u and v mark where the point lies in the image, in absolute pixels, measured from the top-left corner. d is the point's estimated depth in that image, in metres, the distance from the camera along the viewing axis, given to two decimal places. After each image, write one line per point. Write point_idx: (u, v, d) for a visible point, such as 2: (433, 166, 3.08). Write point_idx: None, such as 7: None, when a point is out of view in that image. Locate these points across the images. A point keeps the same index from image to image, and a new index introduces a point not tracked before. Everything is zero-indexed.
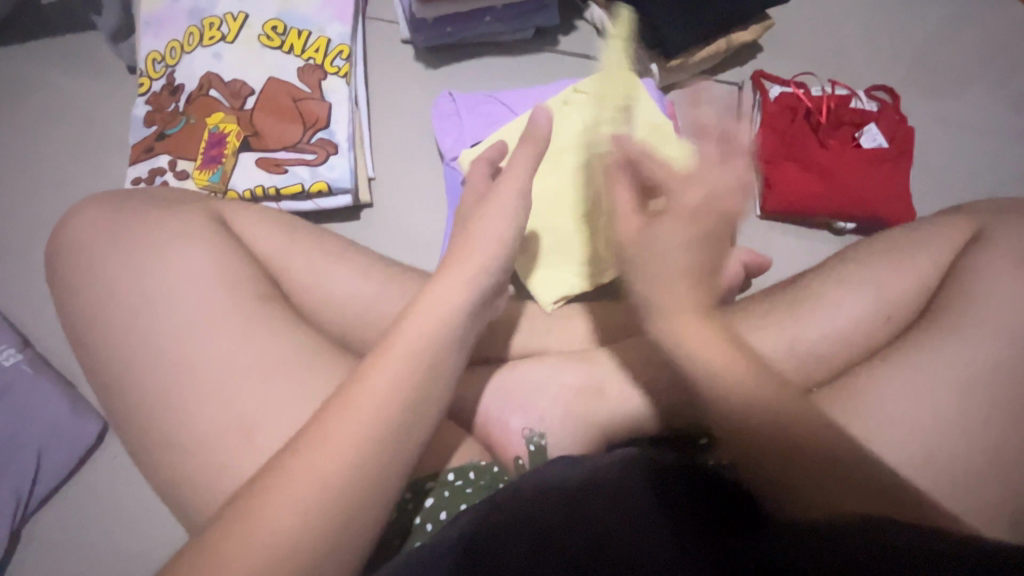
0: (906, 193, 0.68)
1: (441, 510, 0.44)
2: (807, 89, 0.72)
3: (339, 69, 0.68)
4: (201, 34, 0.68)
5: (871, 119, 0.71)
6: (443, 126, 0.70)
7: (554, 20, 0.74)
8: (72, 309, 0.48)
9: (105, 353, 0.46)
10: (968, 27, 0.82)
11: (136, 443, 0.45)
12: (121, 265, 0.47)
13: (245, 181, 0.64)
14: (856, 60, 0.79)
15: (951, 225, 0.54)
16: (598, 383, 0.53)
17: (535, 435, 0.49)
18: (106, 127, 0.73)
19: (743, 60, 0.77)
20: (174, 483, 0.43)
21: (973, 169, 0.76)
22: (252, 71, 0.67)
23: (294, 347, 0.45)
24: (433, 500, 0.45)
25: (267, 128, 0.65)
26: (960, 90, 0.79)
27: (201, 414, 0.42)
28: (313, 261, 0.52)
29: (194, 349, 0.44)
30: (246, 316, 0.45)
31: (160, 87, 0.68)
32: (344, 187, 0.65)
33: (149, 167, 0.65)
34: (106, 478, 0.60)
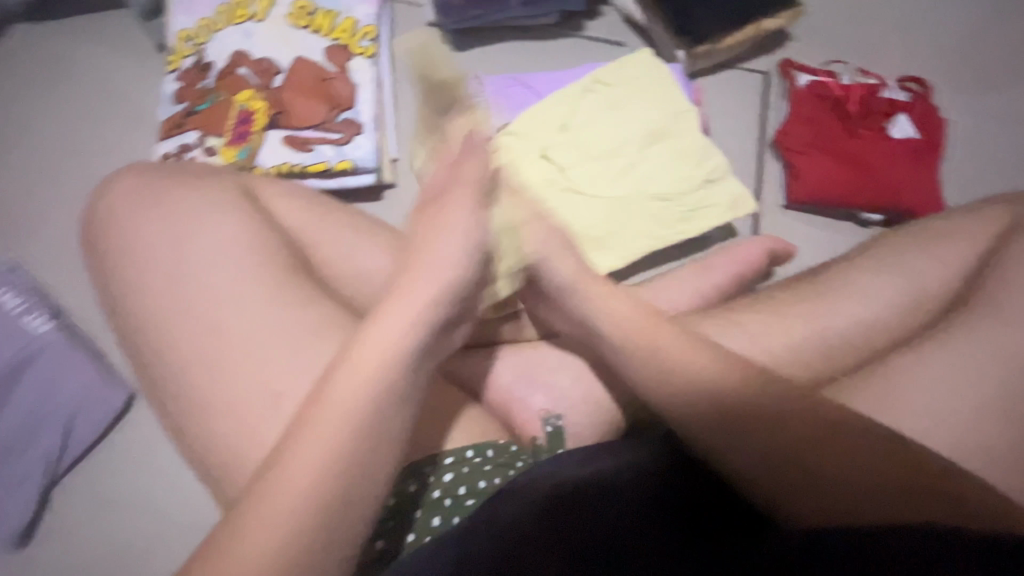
0: (935, 185, 0.67)
1: (459, 487, 0.44)
2: (837, 78, 0.71)
3: (365, 50, 0.69)
4: (230, 12, 0.69)
5: (902, 109, 0.70)
6: (467, 109, 0.70)
7: (581, 4, 0.74)
8: (106, 277, 0.49)
9: (137, 321, 0.47)
10: (1005, 17, 0.80)
11: (166, 410, 0.46)
12: (154, 235, 0.47)
13: (273, 158, 0.65)
14: (888, 49, 0.78)
15: (990, 215, 0.53)
16: None
17: (552, 417, 0.49)
18: (136, 103, 0.74)
19: (771, 48, 0.76)
20: (202, 448, 0.44)
21: (1006, 163, 0.75)
22: (280, 50, 0.68)
23: (322, 318, 0.46)
24: (451, 476, 0.44)
25: (294, 106, 0.66)
26: (995, 81, 0.78)
27: (231, 381, 0.43)
28: (340, 237, 0.53)
29: (224, 319, 0.44)
30: (275, 289, 0.46)
31: (190, 64, 0.68)
32: (368, 166, 0.66)
33: (179, 143, 0.66)
34: (132, 444, 0.61)
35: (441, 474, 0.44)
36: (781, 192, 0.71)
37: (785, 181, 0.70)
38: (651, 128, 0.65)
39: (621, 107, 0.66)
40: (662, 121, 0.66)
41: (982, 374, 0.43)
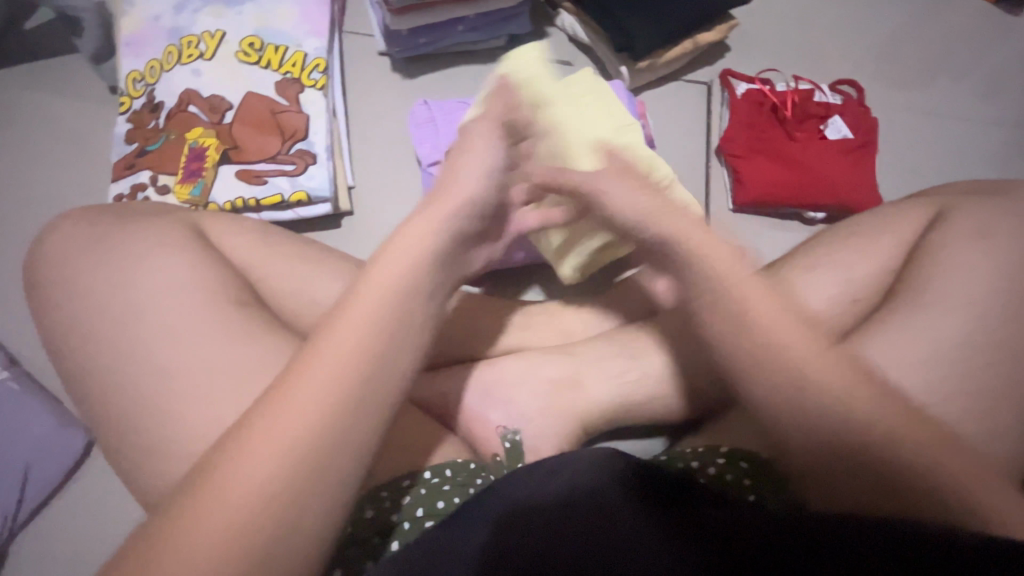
0: (872, 181, 0.70)
1: (417, 508, 0.44)
2: (772, 85, 0.74)
3: (316, 82, 0.70)
4: (179, 52, 0.70)
5: (836, 111, 0.73)
6: (420, 133, 0.71)
7: (525, 27, 0.76)
8: (53, 322, 0.49)
9: (87, 364, 0.46)
10: (928, 20, 0.84)
11: (118, 452, 0.46)
12: (101, 277, 0.48)
13: (226, 192, 0.65)
14: (822, 55, 0.82)
15: (917, 206, 0.55)
16: (575, 376, 0.55)
17: (510, 432, 0.50)
18: (90, 145, 0.74)
19: (710, 60, 0.80)
20: (155, 490, 0.44)
21: (938, 156, 0.78)
22: (229, 86, 0.68)
23: (274, 348, 0.46)
24: (407, 499, 0.44)
25: (246, 141, 0.67)
26: (923, 80, 0.82)
27: (182, 418, 0.43)
28: (293, 269, 0.54)
29: (175, 357, 0.45)
30: (226, 323, 0.47)
31: (140, 105, 0.69)
32: (323, 195, 0.67)
33: (131, 183, 0.66)
34: (92, 491, 0.60)
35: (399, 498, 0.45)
36: (727, 196, 0.74)
37: (731, 186, 0.73)
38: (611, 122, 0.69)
39: (571, 120, 0.67)
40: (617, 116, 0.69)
41: (913, 362, 0.45)
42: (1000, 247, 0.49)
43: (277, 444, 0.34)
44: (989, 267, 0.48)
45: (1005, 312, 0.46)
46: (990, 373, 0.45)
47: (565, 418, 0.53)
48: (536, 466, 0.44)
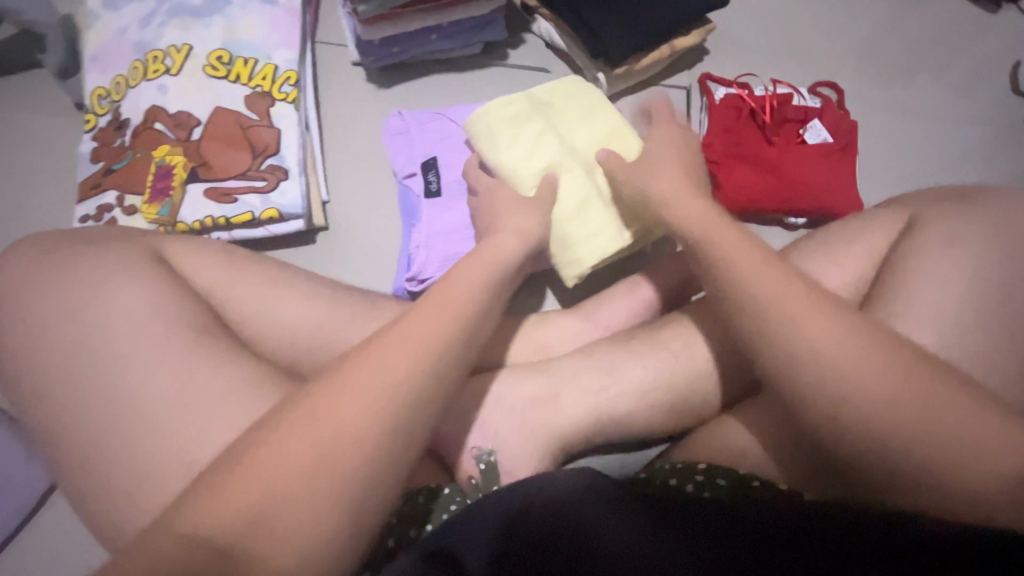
0: (853, 184, 0.70)
1: (389, 538, 0.45)
2: (751, 89, 0.74)
3: (287, 95, 0.69)
4: (144, 67, 0.68)
5: (815, 115, 0.72)
6: (394, 145, 0.70)
7: (501, 34, 0.75)
8: (11, 354, 0.48)
9: (50, 398, 0.46)
10: (907, 20, 0.84)
11: (79, 487, 0.45)
12: (65, 308, 0.47)
13: (195, 212, 0.64)
14: (801, 57, 0.81)
15: (893, 214, 0.55)
16: (552, 394, 0.53)
17: (485, 454, 0.50)
18: (57, 164, 0.73)
19: (689, 64, 0.79)
20: (116, 528, 0.43)
21: (918, 158, 0.78)
22: (197, 102, 0.67)
23: (240, 375, 0.46)
24: (393, 539, 0.45)
25: (215, 158, 0.65)
26: (903, 80, 0.81)
27: (145, 452, 0.43)
28: (261, 291, 0.53)
29: (138, 388, 0.44)
30: (189, 353, 0.46)
31: (106, 123, 0.67)
32: (295, 212, 0.65)
33: (97, 204, 0.64)
34: (62, 521, 0.59)
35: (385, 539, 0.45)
36: None
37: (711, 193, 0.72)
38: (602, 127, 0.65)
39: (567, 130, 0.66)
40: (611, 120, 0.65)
41: None
42: (976, 256, 0.48)
43: (285, 485, 0.34)
44: (966, 277, 0.47)
45: (980, 323, 0.46)
46: None
47: (541, 436, 0.52)
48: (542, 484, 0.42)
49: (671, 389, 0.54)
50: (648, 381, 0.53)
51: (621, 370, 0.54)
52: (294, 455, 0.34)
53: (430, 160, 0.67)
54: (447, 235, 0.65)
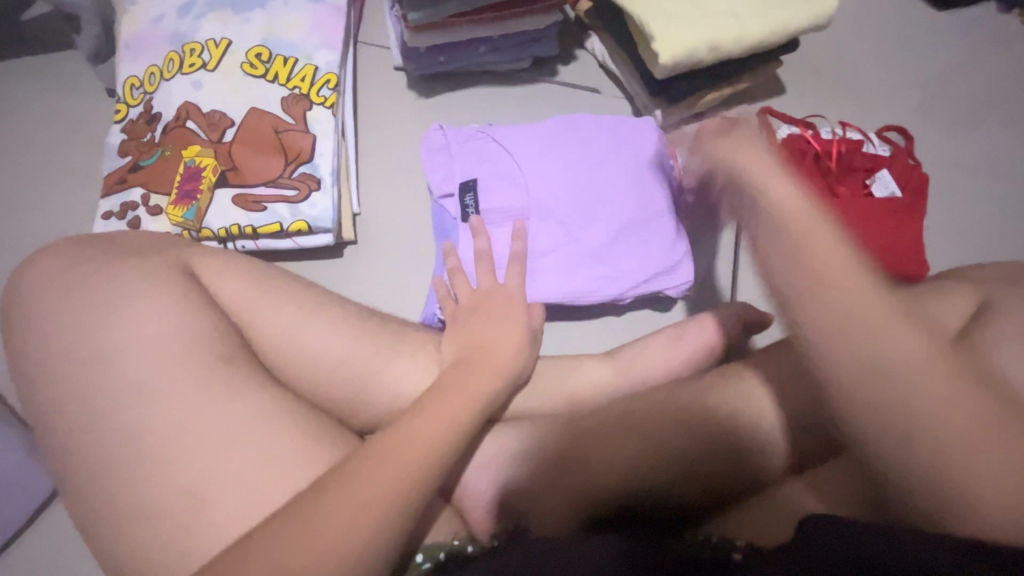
0: (920, 245, 0.64)
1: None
2: (816, 132, 0.69)
3: (325, 99, 0.65)
4: (181, 60, 0.65)
5: (884, 165, 0.67)
6: (433, 160, 0.66)
7: (553, 50, 0.71)
8: (25, 364, 0.46)
9: (57, 415, 0.44)
10: (984, 67, 0.78)
11: (84, 513, 0.42)
12: (80, 320, 0.45)
13: (221, 218, 0.61)
14: (870, 98, 0.76)
15: (968, 289, 0.51)
16: (583, 453, 0.50)
17: (514, 515, 0.47)
18: (84, 152, 0.70)
19: (749, 98, 0.74)
20: (120, 562, 0.41)
21: (994, 216, 0.72)
22: (232, 101, 0.64)
23: (260, 411, 0.43)
24: None
25: (247, 162, 0.62)
26: (977, 128, 0.76)
27: (155, 489, 0.40)
28: (285, 315, 0.50)
29: (149, 417, 0.42)
30: (208, 383, 0.43)
31: (137, 115, 0.65)
32: (325, 226, 0.62)
33: (121, 201, 0.62)
34: (61, 532, 0.57)
35: None
36: None
37: None
38: (772, 22, 0.62)
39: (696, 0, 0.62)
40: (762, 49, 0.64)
41: None
42: None
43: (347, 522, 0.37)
44: None
45: None
46: None
47: (568, 497, 0.48)
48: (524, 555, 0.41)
49: None
50: None
51: None
52: (344, 509, 0.37)
53: (472, 184, 0.64)
54: (613, 268, 0.62)
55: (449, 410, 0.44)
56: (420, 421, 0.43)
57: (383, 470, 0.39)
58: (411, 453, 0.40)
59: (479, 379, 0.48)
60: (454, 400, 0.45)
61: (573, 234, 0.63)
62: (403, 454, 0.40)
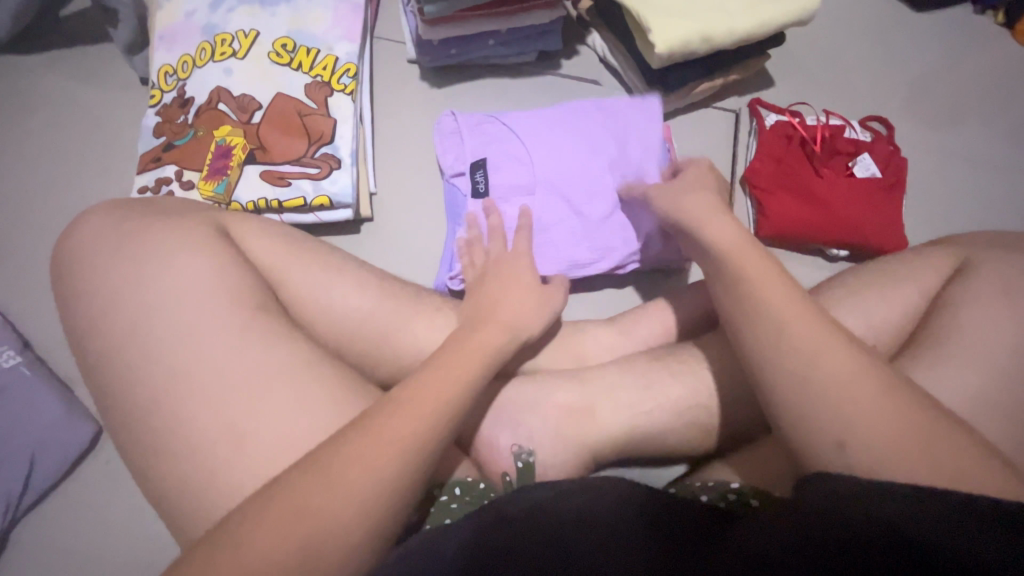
0: (899, 223, 0.69)
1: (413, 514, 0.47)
2: (802, 119, 0.74)
3: (345, 86, 0.70)
4: (212, 49, 0.70)
5: (865, 149, 0.72)
6: (445, 143, 0.72)
7: (557, 44, 0.76)
8: (76, 314, 0.50)
9: (107, 357, 0.48)
10: (960, 63, 0.84)
11: (132, 445, 0.46)
12: (128, 272, 0.49)
13: (249, 193, 0.66)
14: (853, 91, 0.81)
15: (939, 255, 0.55)
16: (586, 404, 0.54)
17: (524, 452, 0.51)
18: (118, 135, 0.75)
19: (740, 90, 0.79)
20: (165, 488, 0.45)
21: (971, 200, 0.77)
22: (260, 87, 0.69)
23: (291, 355, 0.48)
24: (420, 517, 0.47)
25: (273, 142, 0.67)
26: (954, 119, 0.81)
27: (197, 421, 0.44)
28: (311, 274, 0.54)
29: (192, 357, 0.46)
30: (244, 328, 0.48)
31: (170, 99, 0.70)
32: (345, 202, 0.67)
33: (156, 177, 0.66)
34: (99, 479, 0.61)
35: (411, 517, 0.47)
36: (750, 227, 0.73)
37: (754, 217, 0.72)
38: (759, 16, 0.67)
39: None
40: (749, 42, 0.70)
41: None
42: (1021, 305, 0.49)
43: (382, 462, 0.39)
44: (1009, 327, 0.48)
45: (1018, 371, 0.47)
46: (1001, 434, 0.45)
47: (573, 442, 0.52)
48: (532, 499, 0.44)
49: (706, 408, 0.54)
50: (684, 400, 0.54)
51: (659, 387, 0.54)
52: (379, 451, 0.40)
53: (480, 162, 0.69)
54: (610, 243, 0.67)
55: (466, 362, 0.48)
56: (439, 371, 0.46)
57: (411, 413, 0.42)
58: (421, 414, 0.42)
59: (494, 334, 0.51)
60: (470, 354, 0.49)
61: (575, 209, 0.67)
62: (396, 424, 0.41)
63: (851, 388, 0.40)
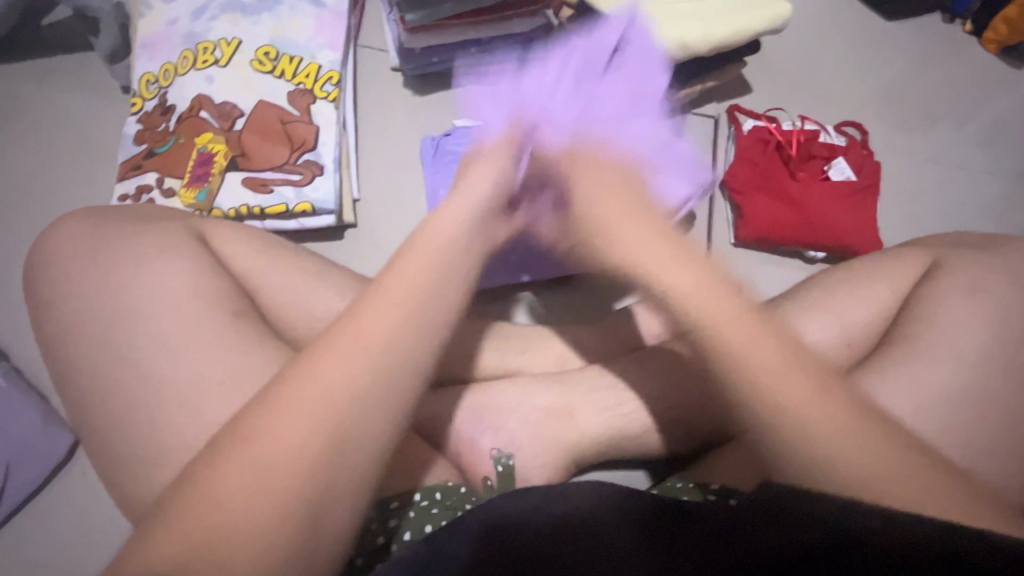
0: (874, 225, 0.71)
1: (391, 519, 0.46)
2: (778, 124, 0.76)
3: (328, 94, 0.71)
4: (194, 57, 0.70)
5: (840, 153, 0.74)
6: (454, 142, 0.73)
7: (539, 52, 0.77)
8: (52, 321, 0.50)
9: (82, 364, 0.47)
10: (932, 70, 0.86)
11: (108, 453, 0.46)
12: (105, 279, 0.49)
13: (231, 200, 0.66)
14: (829, 97, 0.83)
15: (911, 255, 0.57)
16: (567, 406, 0.54)
17: (503, 456, 0.51)
18: (99, 143, 0.75)
19: (719, 97, 0.81)
20: (141, 498, 0.44)
21: (944, 203, 0.79)
22: (242, 94, 0.69)
23: (269, 361, 0.47)
24: (399, 520, 0.46)
25: (255, 149, 0.67)
26: (926, 124, 0.83)
27: (173, 428, 0.44)
28: (293, 281, 0.55)
29: (168, 364, 0.46)
30: (221, 334, 0.47)
31: (152, 107, 0.70)
32: (327, 208, 0.67)
33: (136, 184, 0.66)
34: (75, 490, 0.60)
35: (387, 521, 0.46)
36: (729, 230, 0.74)
37: (733, 220, 0.73)
38: (735, 24, 0.69)
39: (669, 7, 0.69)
40: (726, 49, 0.71)
41: (905, 413, 0.47)
42: (991, 303, 0.50)
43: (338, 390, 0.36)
44: (981, 324, 0.49)
45: (990, 367, 0.48)
46: (976, 430, 0.46)
47: (554, 443, 0.53)
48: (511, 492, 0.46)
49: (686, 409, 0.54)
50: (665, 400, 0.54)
51: (639, 388, 0.55)
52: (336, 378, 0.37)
53: None
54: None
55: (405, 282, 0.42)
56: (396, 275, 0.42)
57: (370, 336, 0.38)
58: (374, 335, 0.39)
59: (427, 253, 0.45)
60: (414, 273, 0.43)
61: None
62: (322, 389, 0.36)
63: (784, 382, 0.39)
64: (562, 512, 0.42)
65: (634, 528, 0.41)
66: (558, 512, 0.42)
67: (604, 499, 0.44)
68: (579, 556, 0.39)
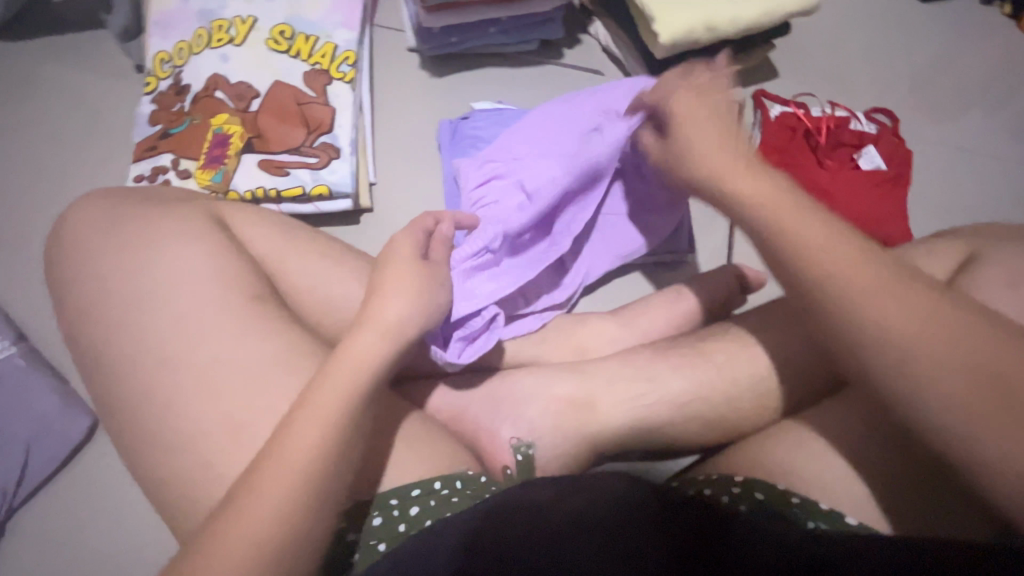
0: (905, 216, 0.68)
1: (412, 506, 0.44)
2: (807, 110, 0.74)
3: (344, 75, 0.69)
4: (209, 35, 0.69)
5: (870, 141, 0.72)
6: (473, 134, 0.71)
7: (560, 33, 0.75)
8: (70, 302, 0.49)
9: (102, 346, 0.47)
10: (967, 55, 0.83)
11: (128, 436, 0.46)
12: (122, 261, 0.48)
13: (247, 182, 0.65)
14: (858, 82, 0.80)
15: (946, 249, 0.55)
16: (588, 397, 0.53)
17: (523, 446, 0.50)
18: (113, 123, 0.74)
19: (744, 81, 0.78)
20: (161, 480, 0.44)
21: (976, 194, 0.76)
22: (257, 74, 0.68)
23: (287, 346, 0.47)
24: (418, 509, 0.44)
25: (271, 130, 0.66)
26: (958, 112, 0.80)
27: (193, 412, 0.44)
28: (311, 265, 0.54)
29: (187, 349, 0.45)
30: (239, 318, 0.47)
31: (166, 87, 0.68)
32: (344, 191, 0.66)
33: (152, 165, 0.65)
34: (94, 472, 0.60)
35: (407, 508, 0.44)
36: None
37: None
38: (765, 5, 0.66)
39: None
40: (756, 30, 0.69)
41: None
42: None
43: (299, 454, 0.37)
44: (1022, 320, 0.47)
45: None
46: None
47: (575, 434, 0.52)
48: (523, 484, 0.45)
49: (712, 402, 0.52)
50: (688, 392, 0.52)
51: (661, 379, 0.53)
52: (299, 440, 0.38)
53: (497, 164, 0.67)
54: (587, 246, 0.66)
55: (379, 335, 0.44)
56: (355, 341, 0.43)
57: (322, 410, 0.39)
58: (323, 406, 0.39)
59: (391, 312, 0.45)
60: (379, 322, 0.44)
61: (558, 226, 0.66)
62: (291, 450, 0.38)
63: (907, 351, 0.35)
64: (580, 502, 0.41)
65: (656, 520, 0.39)
66: (575, 503, 0.41)
67: (620, 488, 0.42)
68: (596, 545, 0.37)
